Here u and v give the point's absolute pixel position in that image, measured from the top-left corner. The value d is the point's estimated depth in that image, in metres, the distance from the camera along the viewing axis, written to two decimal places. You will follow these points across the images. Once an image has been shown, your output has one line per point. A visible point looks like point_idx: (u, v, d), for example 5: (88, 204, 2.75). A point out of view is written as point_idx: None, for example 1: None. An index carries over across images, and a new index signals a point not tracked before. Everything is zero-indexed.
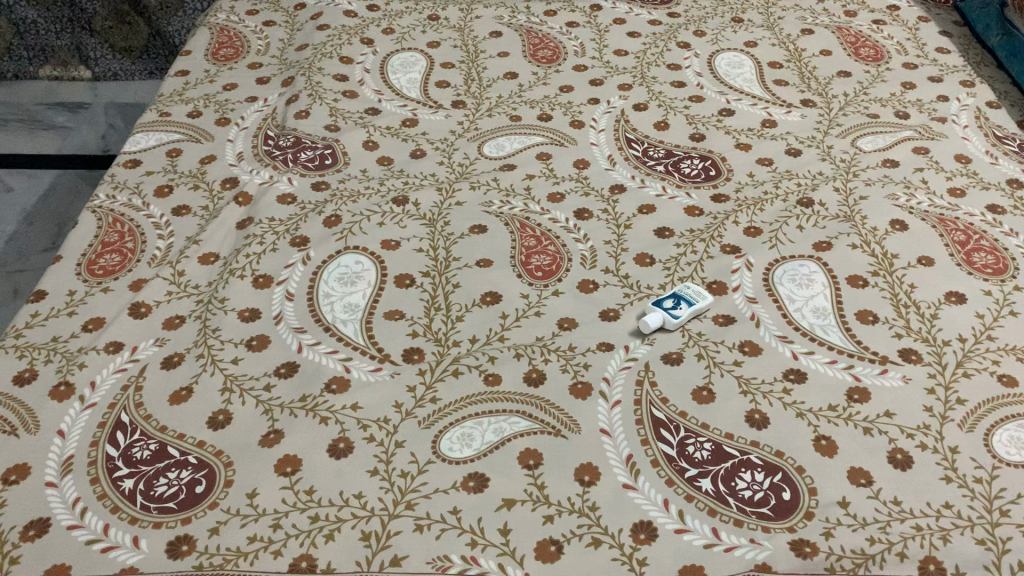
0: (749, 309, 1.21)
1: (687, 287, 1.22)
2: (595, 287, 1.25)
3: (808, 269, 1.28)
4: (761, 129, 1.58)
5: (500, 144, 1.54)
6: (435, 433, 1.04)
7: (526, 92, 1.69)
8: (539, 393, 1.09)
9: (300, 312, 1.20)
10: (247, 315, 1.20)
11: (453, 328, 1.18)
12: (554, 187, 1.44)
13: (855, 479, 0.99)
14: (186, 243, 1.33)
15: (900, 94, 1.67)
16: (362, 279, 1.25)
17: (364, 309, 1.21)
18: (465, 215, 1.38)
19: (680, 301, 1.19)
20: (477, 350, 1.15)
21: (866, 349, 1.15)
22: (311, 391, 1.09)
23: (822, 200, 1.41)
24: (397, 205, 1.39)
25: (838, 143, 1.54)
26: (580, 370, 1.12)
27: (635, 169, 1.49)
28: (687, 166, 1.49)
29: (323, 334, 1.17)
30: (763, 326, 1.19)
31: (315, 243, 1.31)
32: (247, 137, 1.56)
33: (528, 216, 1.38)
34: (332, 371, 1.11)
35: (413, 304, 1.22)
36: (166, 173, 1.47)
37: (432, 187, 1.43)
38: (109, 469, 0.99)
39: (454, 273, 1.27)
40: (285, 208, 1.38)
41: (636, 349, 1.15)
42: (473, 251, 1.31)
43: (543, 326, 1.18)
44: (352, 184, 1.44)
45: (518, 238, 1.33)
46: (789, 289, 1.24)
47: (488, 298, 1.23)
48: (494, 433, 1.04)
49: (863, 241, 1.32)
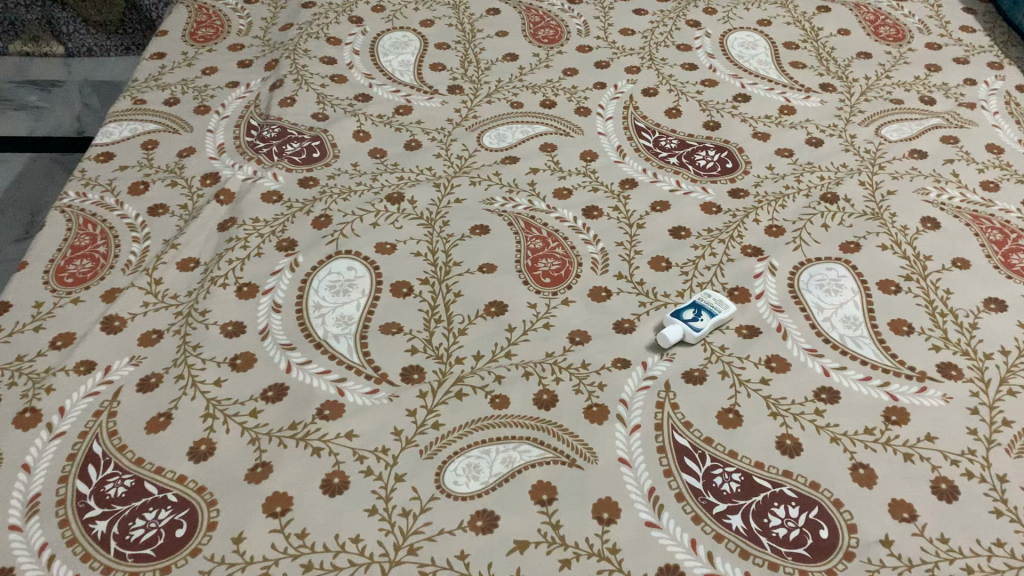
0: (775, 319, 1.12)
1: (708, 296, 1.13)
2: (608, 295, 1.15)
3: (836, 273, 1.19)
4: (780, 116, 1.48)
5: (501, 134, 1.44)
6: (439, 465, 0.95)
7: (528, 76, 1.58)
8: (551, 418, 1.00)
9: (289, 325, 1.10)
10: (231, 330, 1.09)
11: (456, 343, 1.09)
12: (561, 181, 1.34)
13: (898, 513, 0.91)
14: (163, 247, 1.22)
15: (925, 77, 1.57)
16: (356, 286, 1.15)
17: (359, 322, 1.11)
18: (466, 214, 1.28)
19: (701, 311, 1.11)
20: (482, 368, 1.05)
21: (901, 363, 1.07)
22: (301, 417, 0.99)
23: (848, 194, 1.32)
24: (392, 203, 1.28)
25: (862, 131, 1.45)
26: (595, 391, 1.03)
27: (647, 161, 1.39)
28: (702, 157, 1.40)
29: (314, 352, 1.06)
30: (791, 338, 1.10)
31: (304, 247, 1.21)
32: (229, 127, 1.45)
33: (533, 214, 1.28)
34: (324, 395, 1.01)
35: (412, 315, 1.12)
36: (141, 168, 1.36)
37: (429, 182, 1.33)
38: (79, 509, 0.90)
39: (456, 279, 1.17)
40: (270, 207, 1.27)
41: (655, 365, 1.06)
42: (476, 255, 1.21)
43: (554, 340, 1.09)
44: (343, 179, 1.33)
45: (523, 241, 1.24)
46: (817, 296, 1.15)
47: (493, 308, 1.13)
48: (502, 464, 0.95)
49: (893, 241, 1.24)
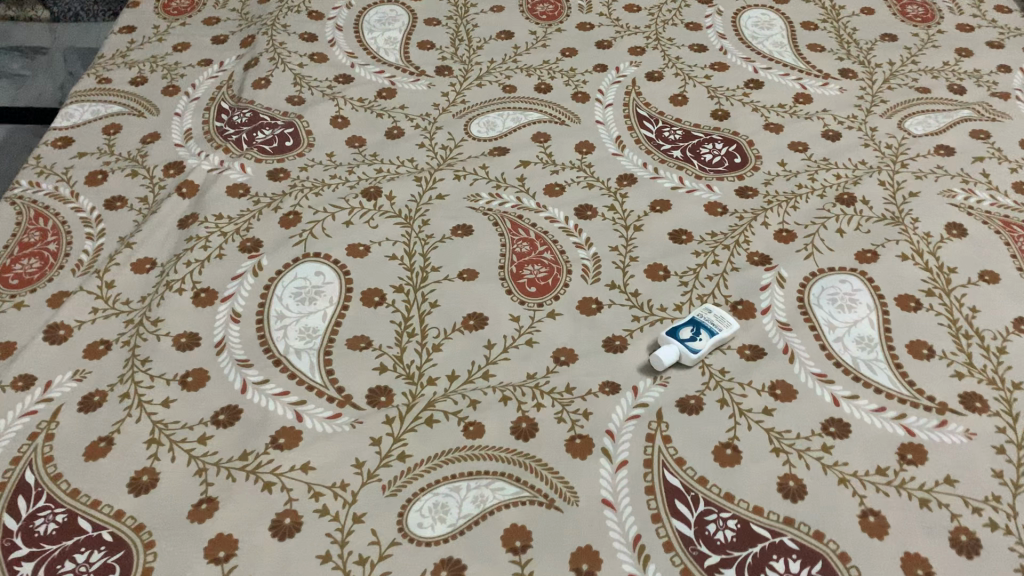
0: (782, 338, 1.02)
1: (708, 311, 1.03)
2: (598, 307, 1.05)
3: (851, 286, 1.08)
4: (794, 105, 1.36)
5: (491, 122, 1.33)
6: (403, 504, 0.86)
7: (522, 56, 1.46)
8: (529, 451, 0.90)
9: (248, 338, 1.00)
10: (184, 342, 1.00)
11: (429, 360, 0.99)
12: (553, 176, 1.24)
13: (911, 570, 0.81)
14: (118, 245, 1.12)
15: (955, 63, 1.45)
16: (323, 293, 1.06)
17: (324, 335, 1.01)
18: (448, 212, 1.17)
19: (699, 329, 1.00)
20: (457, 391, 0.96)
21: (919, 393, 0.97)
22: (253, 446, 0.90)
23: (866, 196, 1.21)
24: (368, 199, 1.18)
25: (884, 123, 1.33)
26: (579, 421, 0.93)
27: (648, 154, 1.28)
28: (708, 151, 1.28)
29: (272, 369, 0.97)
30: (799, 361, 1.00)
31: (270, 248, 1.11)
32: (198, 110, 1.34)
33: (521, 214, 1.18)
34: (281, 420, 0.92)
35: (382, 328, 1.02)
36: (101, 155, 1.26)
37: (410, 176, 1.23)
38: (4, 549, 0.82)
39: (433, 287, 1.07)
40: (235, 202, 1.18)
41: (647, 391, 0.96)
42: (456, 259, 1.11)
43: (537, 360, 0.99)
44: (316, 171, 1.22)
45: (508, 243, 1.13)
46: (829, 313, 1.05)
47: (471, 321, 1.03)
48: (473, 503, 0.86)
49: (914, 251, 1.13)
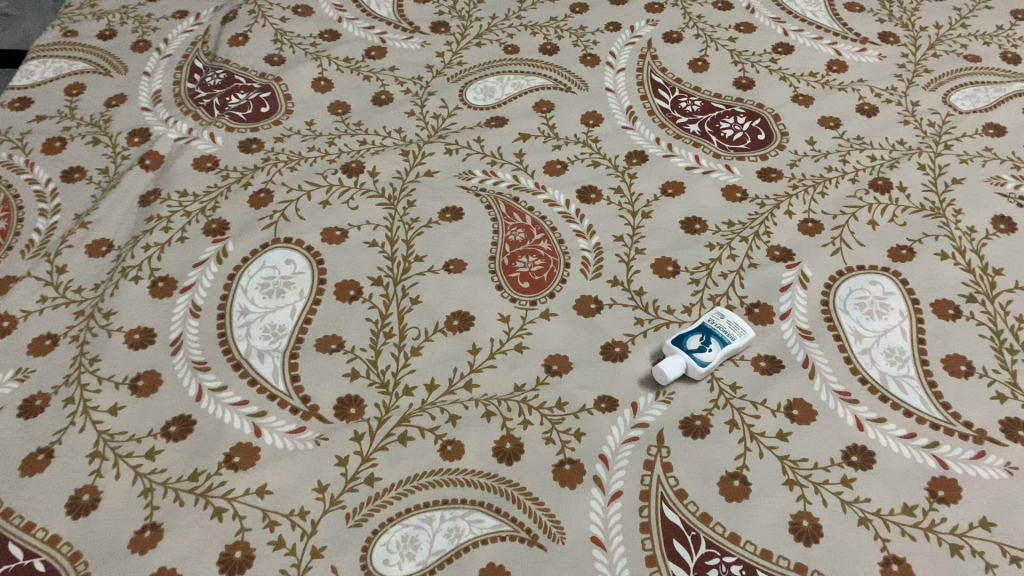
0: (802, 349, 0.91)
1: (720, 317, 0.92)
2: (598, 307, 0.95)
3: (882, 289, 0.97)
4: (826, 74, 1.23)
5: (489, 87, 1.21)
6: (367, 536, 0.77)
7: (528, 13, 1.33)
8: (512, 477, 0.81)
9: (207, 336, 0.91)
10: (137, 340, 0.91)
11: (406, 365, 0.89)
12: (555, 152, 1.12)
13: None
14: (73, 223, 1.02)
15: (1009, 28, 1.30)
16: (293, 286, 0.96)
17: (292, 334, 0.91)
18: (436, 193, 1.06)
19: (710, 338, 0.89)
20: (435, 404, 0.86)
21: (955, 418, 0.86)
22: (205, 465, 0.80)
23: (902, 181, 1.08)
24: (348, 176, 1.07)
25: (926, 97, 1.19)
26: (570, 443, 0.83)
27: (661, 127, 1.16)
28: (729, 125, 1.16)
29: (231, 375, 0.88)
30: (820, 377, 0.89)
31: (237, 232, 1.01)
32: (169, 69, 1.23)
33: (517, 195, 1.06)
34: (237, 436, 0.83)
35: (357, 326, 0.92)
36: (61, 119, 1.15)
37: (396, 149, 1.11)
38: None
39: (415, 279, 0.97)
40: (203, 178, 1.07)
41: (647, 408, 0.86)
42: (442, 247, 1.00)
43: (526, 368, 0.89)
44: (293, 143, 1.12)
45: (501, 230, 1.02)
46: (856, 320, 0.94)
47: (456, 321, 0.93)
48: (445, 537, 0.77)
49: (955, 248, 1.01)
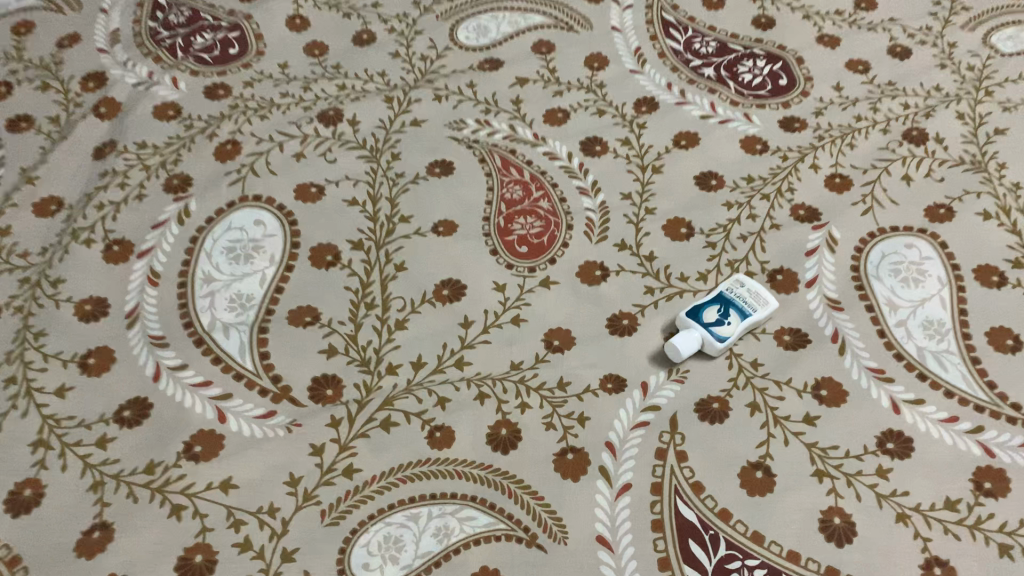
0: (830, 322, 0.82)
1: (739, 286, 0.82)
2: (603, 274, 0.85)
3: (919, 254, 0.87)
4: (853, 14, 1.12)
5: (483, 27, 1.10)
6: (345, 537, 0.68)
7: None
8: (508, 468, 0.72)
9: (166, 308, 0.81)
10: (88, 311, 0.81)
11: (389, 340, 0.80)
12: (555, 99, 1.01)
13: None
14: (18, 178, 0.91)
15: None
16: (263, 250, 0.86)
17: (261, 306, 0.82)
18: (424, 144, 0.96)
19: (728, 310, 0.80)
20: (422, 384, 0.77)
21: (1002, 400, 0.77)
22: (163, 456, 0.72)
23: (939, 132, 0.98)
24: (326, 126, 0.97)
25: (964, 38, 1.09)
26: (573, 429, 0.74)
27: (673, 71, 1.05)
28: (747, 70, 1.05)
29: (193, 352, 0.78)
30: (851, 353, 0.80)
31: (202, 190, 0.90)
32: (128, 6, 1.11)
33: (513, 147, 0.96)
34: (199, 422, 0.74)
35: (334, 296, 0.83)
36: (7, 61, 1.04)
37: (380, 96, 1.00)
38: None
39: (400, 243, 0.87)
40: (164, 128, 0.96)
41: (659, 389, 0.77)
42: (430, 206, 0.90)
43: (523, 344, 0.80)
44: (265, 89, 1.01)
45: (496, 186, 0.92)
46: (890, 288, 0.84)
47: (445, 289, 0.83)
48: (433, 538, 0.68)
49: (999, 206, 0.91)
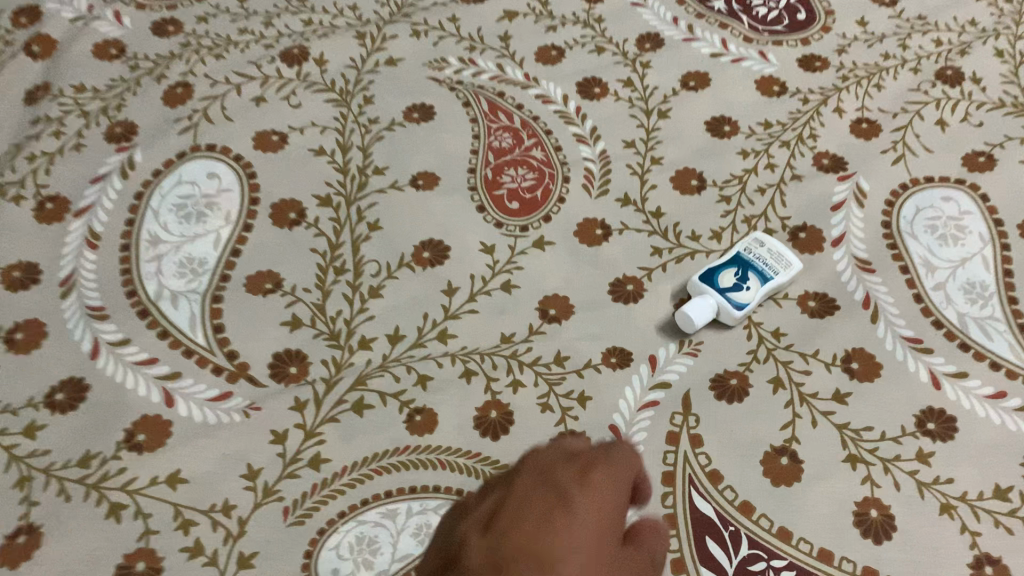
0: (860, 285, 0.73)
1: (760, 245, 0.73)
2: (604, 233, 0.75)
3: (957, 207, 0.78)
4: None
5: None
6: (311, 538, 0.59)
7: None
8: (498, 456, 0.62)
9: (106, 274, 0.71)
10: (15, 277, 0.70)
11: (362, 310, 0.70)
12: (548, 35, 0.90)
13: None
14: None
15: None
16: (217, 207, 0.75)
17: (215, 271, 0.72)
18: (401, 86, 0.85)
19: (747, 273, 0.71)
20: (399, 359, 0.67)
21: None
22: (100, 446, 0.62)
23: (976, 71, 0.88)
24: (290, 67, 0.86)
25: None
26: (572, 411, 0.65)
27: (679, 5, 0.94)
28: (761, 4, 0.94)
29: (137, 324, 0.68)
30: (884, 320, 0.71)
31: (148, 139, 0.80)
32: None
33: (502, 89, 0.85)
34: (142, 406, 0.64)
35: (299, 259, 0.73)
36: None
37: (351, 32, 0.89)
38: None
39: (374, 198, 0.77)
40: (106, 69, 0.85)
41: (669, 364, 0.68)
42: (408, 156, 0.80)
43: (514, 313, 0.70)
44: (222, 25, 0.89)
45: (483, 133, 0.82)
46: (926, 247, 0.75)
47: (425, 251, 0.73)
48: (412, 538, 0.59)
49: None
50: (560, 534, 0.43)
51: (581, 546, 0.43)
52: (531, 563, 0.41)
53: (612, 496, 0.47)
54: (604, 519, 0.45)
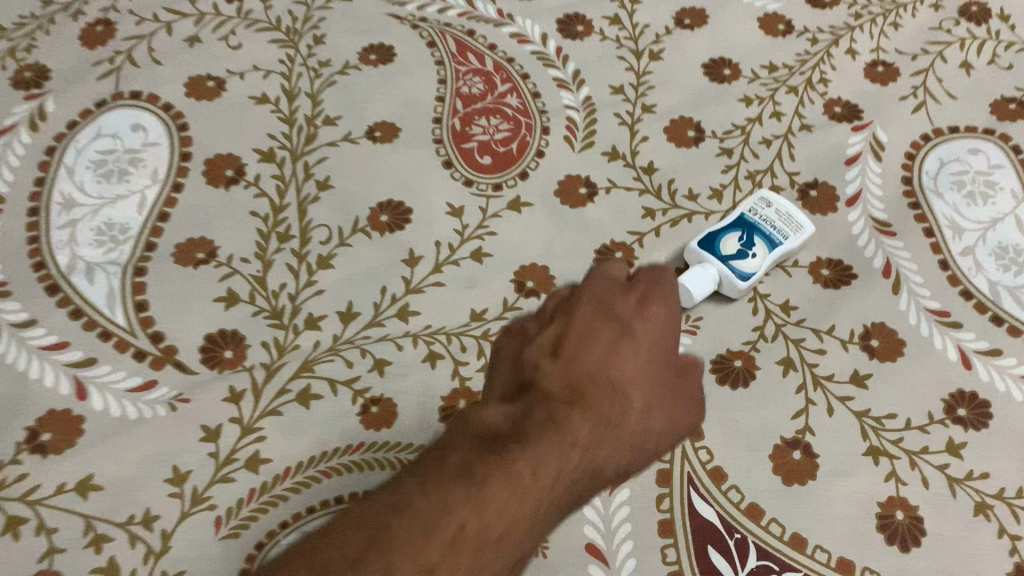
0: (880, 250, 0.64)
1: (767, 206, 0.63)
2: (589, 192, 0.66)
3: (986, 161, 0.69)
4: None
5: None
6: (248, 555, 0.50)
7: None
8: None
9: (9, 242, 0.61)
10: None
11: (309, 282, 0.60)
12: None
13: None
14: None
15: None
16: (142, 163, 0.65)
17: (138, 238, 0.62)
18: (356, 24, 0.75)
19: (753, 238, 0.61)
20: (352, 340, 0.58)
21: None
22: None
23: (1003, 8, 0.79)
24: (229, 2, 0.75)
25: None
26: None
27: None
28: None
29: (46, 303, 0.59)
30: (907, 290, 0.62)
31: (63, 84, 0.69)
32: None
33: (472, 27, 0.75)
34: (49, 401, 0.55)
35: (236, 223, 0.63)
36: None
37: None
38: None
39: (325, 152, 0.67)
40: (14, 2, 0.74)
41: None
42: (364, 104, 0.70)
43: (486, 285, 0.61)
44: None
45: (450, 77, 0.72)
46: (952, 206, 0.66)
47: (383, 214, 0.64)
48: None
49: None
50: (623, 358, 0.44)
51: (645, 362, 0.45)
52: (602, 383, 0.43)
53: (666, 325, 0.47)
54: (663, 345, 0.46)
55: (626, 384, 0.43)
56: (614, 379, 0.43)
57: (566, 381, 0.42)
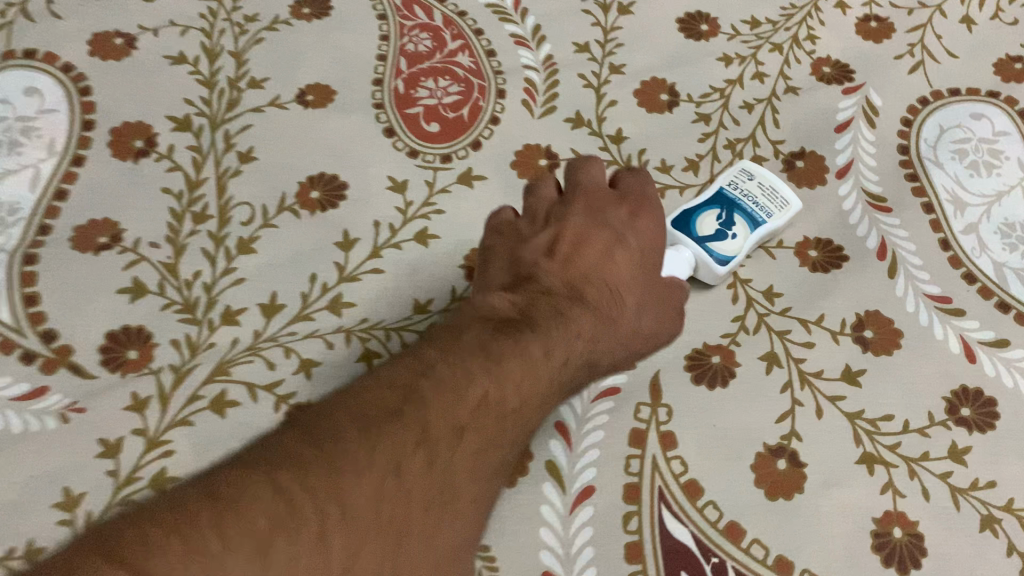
0: (874, 227, 0.57)
1: (749, 178, 0.56)
2: (549, 163, 0.59)
3: (991, 128, 0.62)
4: None
5: None
6: None
7: None
8: None
9: None
10: None
11: (228, 270, 0.53)
12: None
13: None
14: None
15: None
16: (36, 134, 0.57)
17: (30, 220, 0.54)
18: None
19: (733, 216, 0.54)
20: (276, 337, 0.51)
21: None
22: None
23: None
24: None
25: None
26: None
27: None
28: None
29: None
30: (904, 272, 0.55)
31: None
32: None
33: None
34: None
35: (145, 201, 0.55)
36: None
37: None
38: None
39: (249, 119, 0.59)
40: None
41: None
42: (296, 64, 0.61)
43: (432, 272, 0.54)
44: None
45: (394, 33, 0.63)
46: (953, 178, 0.60)
47: (315, 190, 0.56)
48: None
49: None
50: (622, 269, 0.47)
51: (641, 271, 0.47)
52: (600, 285, 0.45)
53: (655, 238, 0.49)
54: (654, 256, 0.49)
55: (622, 286, 0.46)
56: (611, 281, 0.46)
57: (566, 280, 0.45)
